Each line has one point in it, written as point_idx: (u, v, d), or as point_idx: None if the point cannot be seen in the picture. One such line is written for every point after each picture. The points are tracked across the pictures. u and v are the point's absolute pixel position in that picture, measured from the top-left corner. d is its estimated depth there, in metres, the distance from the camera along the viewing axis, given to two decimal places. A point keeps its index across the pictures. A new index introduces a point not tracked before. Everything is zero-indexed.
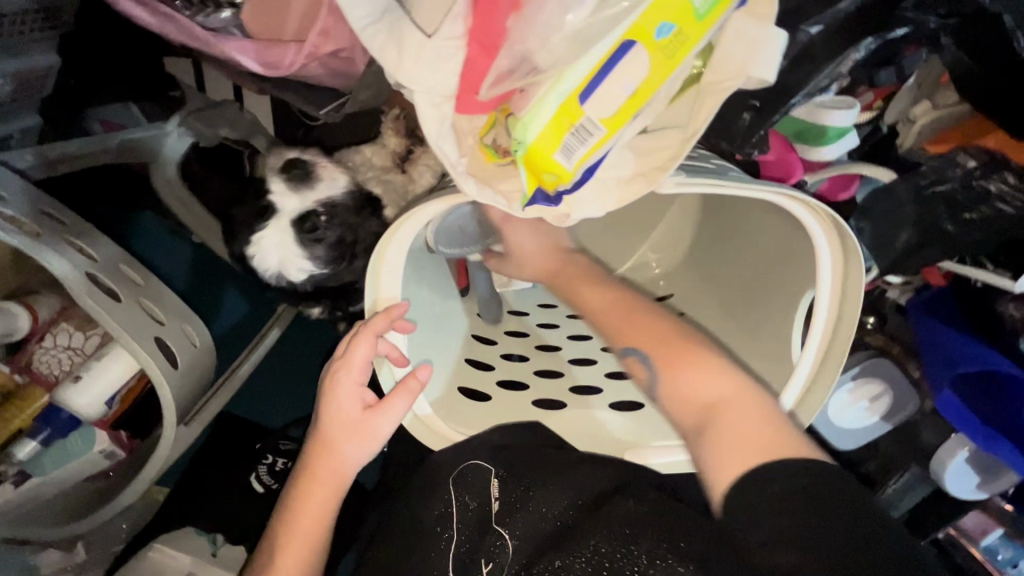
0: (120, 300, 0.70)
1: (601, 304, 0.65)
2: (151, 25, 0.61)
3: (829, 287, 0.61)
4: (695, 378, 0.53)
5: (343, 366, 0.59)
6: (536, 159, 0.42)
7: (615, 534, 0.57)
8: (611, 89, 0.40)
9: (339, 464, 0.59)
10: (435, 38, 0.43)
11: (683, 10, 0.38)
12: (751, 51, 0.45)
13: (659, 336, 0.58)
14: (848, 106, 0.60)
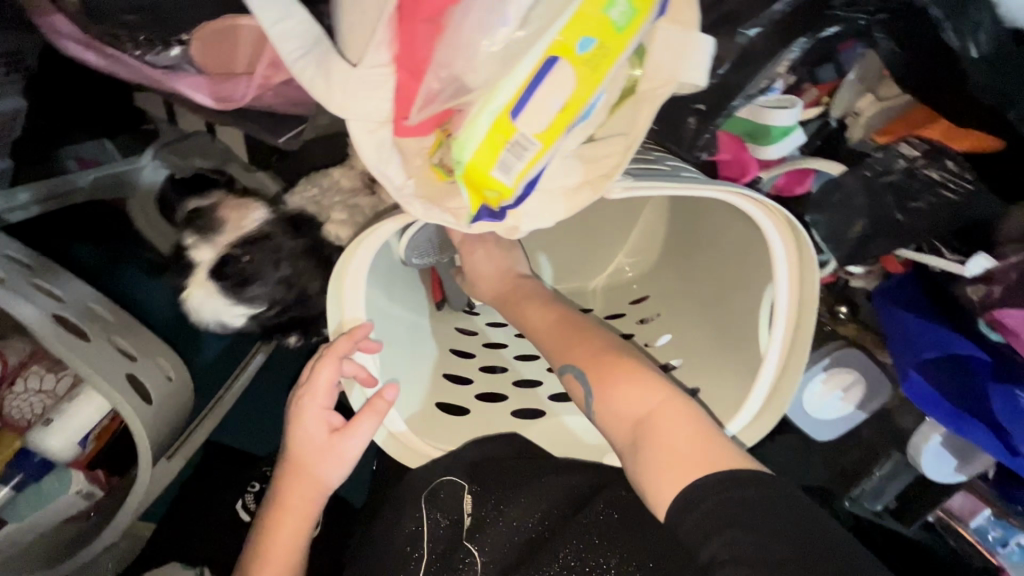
0: (88, 340, 0.70)
1: (544, 326, 0.70)
2: (103, 69, 0.62)
3: (787, 282, 0.62)
4: (625, 394, 0.58)
5: (309, 391, 0.60)
6: (475, 176, 0.42)
7: (582, 545, 0.63)
8: (541, 105, 0.40)
9: (308, 487, 0.60)
10: (361, 68, 0.42)
11: (601, 24, 0.39)
12: (680, 56, 0.46)
13: (594, 354, 0.63)
14: (790, 105, 0.62)
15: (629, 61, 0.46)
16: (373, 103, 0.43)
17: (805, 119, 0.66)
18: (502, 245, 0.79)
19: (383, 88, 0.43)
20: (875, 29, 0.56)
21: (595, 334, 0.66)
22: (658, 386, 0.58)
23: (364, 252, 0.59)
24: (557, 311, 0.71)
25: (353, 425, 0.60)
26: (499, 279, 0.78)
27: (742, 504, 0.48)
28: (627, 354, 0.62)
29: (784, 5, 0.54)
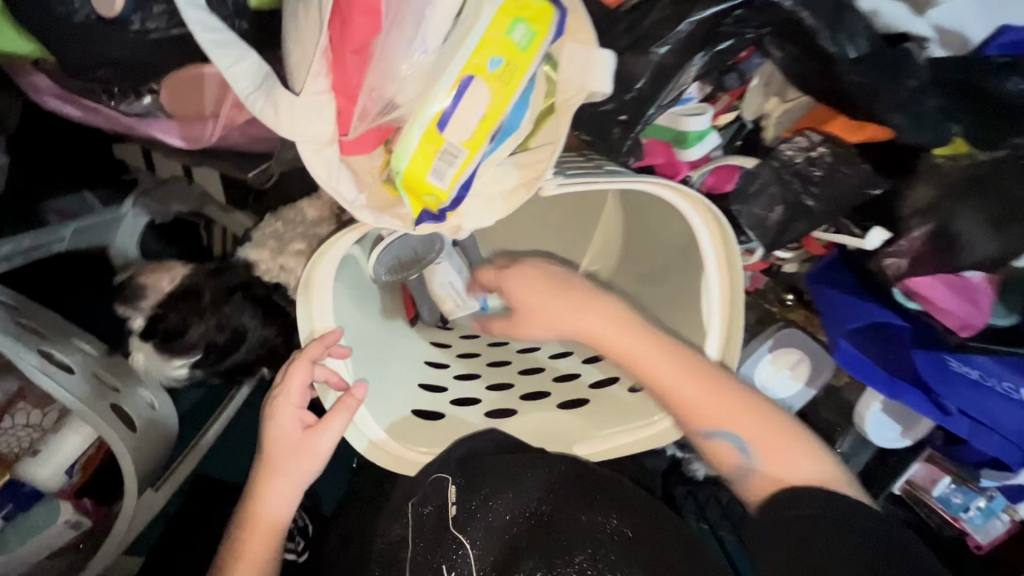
0: (74, 373, 0.74)
1: (666, 378, 0.65)
2: (79, 118, 0.67)
3: (716, 267, 0.68)
4: (783, 463, 0.63)
5: (283, 394, 0.64)
6: (413, 182, 0.48)
7: (592, 548, 0.63)
8: (463, 117, 0.47)
9: (285, 481, 0.65)
10: (303, 95, 0.46)
11: (505, 45, 0.46)
12: (588, 69, 0.51)
13: (758, 421, 0.65)
14: (701, 112, 0.70)
15: (543, 74, 0.52)
16: (316, 125, 0.47)
17: (721, 124, 0.74)
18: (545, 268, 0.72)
19: (325, 111, 0.47)
20: (765, 41, 0.65)
21: (739, 396, 0.65)
22: (814, 455, 0.64)
23: (327, 265, 0.64)
24: (675, 354, 0.65)
25: (325, 422, 0.64)
26: (545, 296, 0.70)
27: (826, 524, 0.56)
28: (774, 418, 0.65)
29: (685, 25, 0.63)
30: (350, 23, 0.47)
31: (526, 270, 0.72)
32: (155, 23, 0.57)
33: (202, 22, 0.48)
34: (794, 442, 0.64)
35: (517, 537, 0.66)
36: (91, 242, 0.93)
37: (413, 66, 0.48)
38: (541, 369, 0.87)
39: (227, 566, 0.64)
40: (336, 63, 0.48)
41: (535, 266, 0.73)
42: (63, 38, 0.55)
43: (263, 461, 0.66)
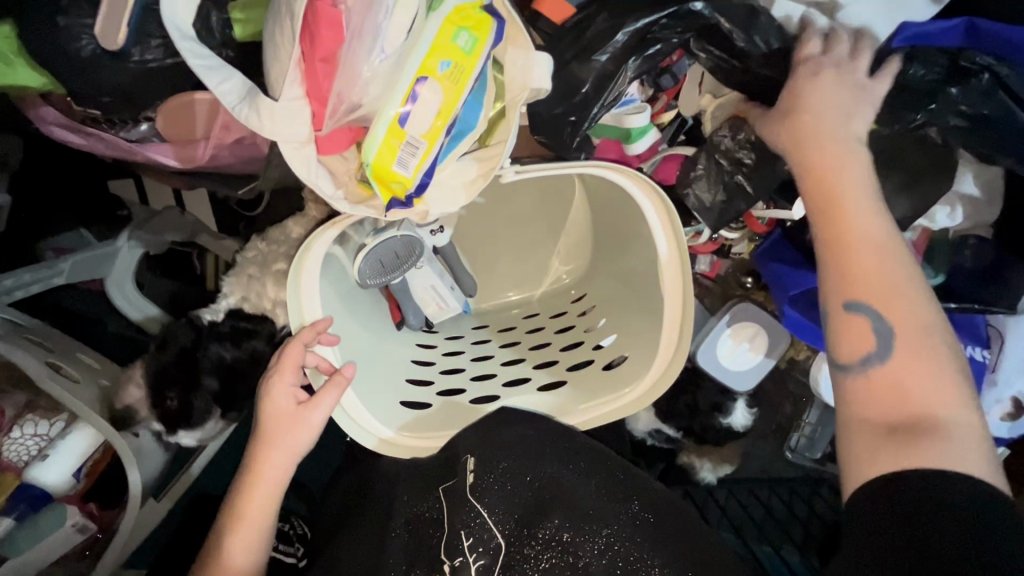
0: (78, 381, 0.80)
1: (862, 240, 0.60)
2: (84, 145, 0.73)
3: (666, 244, 0.79)
4: (918, 380, 0.55)
5: (276, 374, 0.72)
6: (380, 172, 0.56)
7: (617, 523, 0.65)
8: (420, 113, 0.54)
9: (281, 452, 0.72)
10: (280, 100, 0.54)
11: (452, 50, 0.54)
12: (528, 70, 0.59)
13: (912, 324, 0.56)
14: (640, 110, 0.78)
15: (491, 76, 0.60)
16: (294, 127, 0.55)
17: (663, 123, 0.83)
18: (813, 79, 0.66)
19: (301, 115, 0.55)
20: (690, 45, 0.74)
21: (915, 300, 0.57)
22: (963, 395, 0.54)
23: (312, 260, 0.73)
24: (885, 233, 0.60)
25: (317, 399, 0.71)
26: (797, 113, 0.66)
27: (948, 507, 0.47)
28: (939, 340, 0.57)
29: (621, 35, 0.72)
30: (318, 37, 0.54)
31: (820, 72, 0.66)
32: (152, 54, 0.64)
33: (193, 50, 0.55)
34: (931, 364, 0.55)
35: (536, 501, 0.67)
36: (85, 275, 0.96)
37: (373, 71, 0.56)
38: (521, 360, 0.95)
39: (226, 526, 0.70)
40: (308, 73, 0.55)
41: (830, 76, 0.66)
42: (71, 69, 0.63)
43: (261, 433, 0.72)
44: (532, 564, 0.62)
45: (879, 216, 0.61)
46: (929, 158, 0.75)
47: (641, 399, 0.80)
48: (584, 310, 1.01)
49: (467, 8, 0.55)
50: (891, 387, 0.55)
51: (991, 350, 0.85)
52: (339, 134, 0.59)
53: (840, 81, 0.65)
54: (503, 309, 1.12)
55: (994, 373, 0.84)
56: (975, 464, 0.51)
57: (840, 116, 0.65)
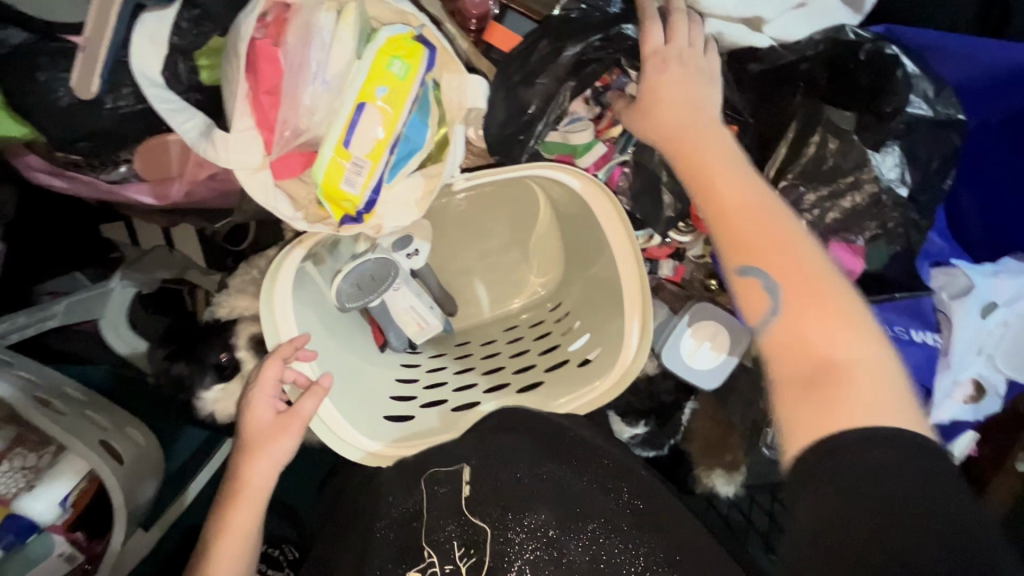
0: (65, 413, 0.82)
1: (734, 198, 0.61)
2: (66, 189, 0.79)
3: (613, 226, 0.85)
4: (819, 325, 0.54)
5: (257, 385, 0.77)
6: (331, 191, 0.62)
7: (612, 528, 0.71)
8: (363, 136, 0.61)
9: (265, 461, 0.75)
10: (233, 132, 0.59)
11: (387, 78, 0.60)
12: (463, 92, 0.67)
13: (801, 275, 0.56)
14: (585, 128, 0.86)
15: (432, 98, 0.68)
16: (247, 156, 0.60)
17: (614, 135, 0.87)
18: (694, 75, 0.71)
19: (253, 143, 0.60)
20: (622, 56, 0.80)
21: (801, 241, 0.58)
22: (870, 337, 0.54)
23: (286, 278, 0.79)
24: (750, 185, 0.62)
25: (297, 407, 0.76)
26: (679, 112, 0.69)
27: (878, 473, 0.47)
28: (843, 296, 0.55)
29: (562, 58, 0.78)
30: (260, 73, 0.60)
31: (667, 70, 0.70)
32: (124, 101, 0.70)
33: (160, 95, 0.63)
34: (845, 304, 0.55)
35: (531, 497, 0.74)
36: (80, 316, 1.02)
37: (316, 98, 0.61)
38: (501, 368, 0.99)
39: (213, 538, 0.73)
40: (257, 106, 0.61)
41: (680, 72, 0.70)
42: (51, 118, 0.68)
43: (245, 443, 0.76)
44: (517, 552, 0.71)
45: (747, 175, 0.63)
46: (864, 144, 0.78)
47: (604, 397, 0.86)
48: (560, 316, 1.06)
49: (399, 40, 0.62)
50: (821, 340, 0.54)
51: (941, 334, 0.86)
52: (292, 158, 0.64)
53: (689, 71, 0.70)
54: (484, 321, 1.16)
55: (949, 356, 0.86)
56: (893, 401, 0.51)
57: (696, 100, 0.70)
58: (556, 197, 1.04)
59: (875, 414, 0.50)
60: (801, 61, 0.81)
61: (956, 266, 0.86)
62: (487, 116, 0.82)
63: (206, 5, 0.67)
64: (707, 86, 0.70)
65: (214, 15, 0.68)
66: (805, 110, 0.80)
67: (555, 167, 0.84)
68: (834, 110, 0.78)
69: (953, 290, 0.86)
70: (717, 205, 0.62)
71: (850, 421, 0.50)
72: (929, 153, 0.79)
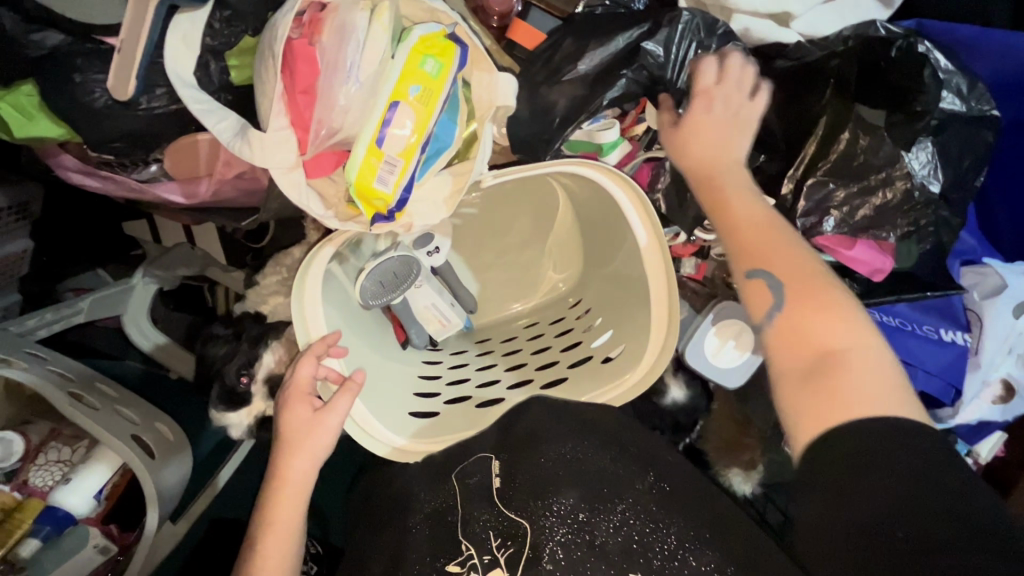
0: (98, 408, 0.84)
1: (741, 207, 0.69)
2: (98, 188, 0.80)
3: (637, 219, 0.85)
4: (818, 322, 0.60)
5: (292, 383, 0.78)
6: (363, 189, 0.63)
7: (643, 510, 0.67)
8: (396, 134, 0.61)
9: (303, 457, 0.76)
10: (268, 131, 0.59)
11: (419, 76, 0.60)
12: (493, 90, 0.66)
13: (801, 272, 0.63)
14: (609, 126, 0.85)
15: (461, 96, 0.68)
16: (282, 155, 0.60)
17: (638, 133, 0.90)
18: (730, 109, 0.75)
19: (287, 142, 0.60)
20: (643, 48, 0.79)
21: (799, 246, 0.65)
22: (863, 329, 0.59)
23: (314, 275, 0.79)
24: (761, 203, 0.69)
25: (334, 402, 0.77)
26: (711, 141, 0.74)
27: (875, 449, 0.53)
28: (843, 302, 0.61)
29: (584, 64, 0.79)
30: (297, 73, 0.61)
31: (713, 106, 0.75)
32: (158, 102, 0.71)
33: (193, 96, 0.63)
34: (842, 303, 0.61)
35: (558, 479, 0.71)
36: (104, 313, 1.04)
37: (350, 98, 0.62)
38: (523, 364, 0.99)
39: (256, 534, 0.74)
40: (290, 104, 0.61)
41: (719, 107, 0.75)
42: (86, 117, 0.69)
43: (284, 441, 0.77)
44: (548, 536, 0.66)
45: (756, 188, 0.71)
46: (898, 140, 0.76)
47: (631, 393, 0.84)
48: (582, 312, 1.06)
49: (432, 38, 0.61)
50: (824, 337, 0.59)
51: (971, 333, 0.86)
52: (325, 158, 0.65)
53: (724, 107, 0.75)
54: (504, 318, 1.17)
55: (977, 355, 0.86)
56: (887, 393, 0.56)
57: (727, 134, 0.74)
58: (577, 194, 1.04)
59: (867, 403, 0.55)
60: (831, 58, 0.79)
61: (987, 266, 0.86)
62: (512, 115, 0.82)
63: (237, 6, 0.68)
64: (742, 124, 0.75)
65: (246, 16, 0.69)
66: (834, 105, 0.79)
67: (579, 162, 0.83)
68: (866, 109, 0.78)
69: (984, 289, 0.85)
70: (727, 212, 0.69)
71: (854, 412, 0.55)
72: (961, 150, 0.77)
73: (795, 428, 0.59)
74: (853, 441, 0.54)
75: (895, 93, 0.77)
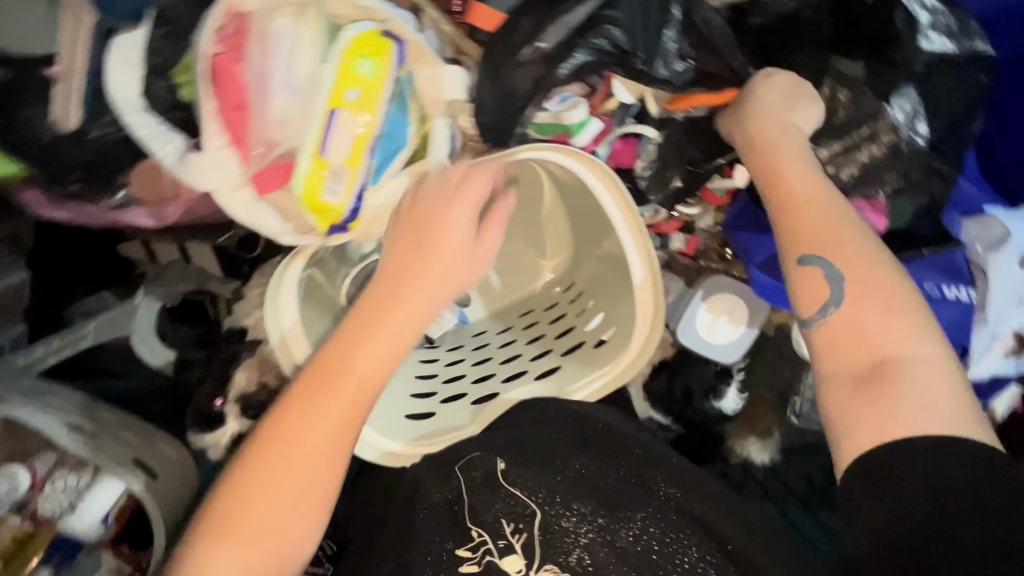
0: (94, 436, 0.85)
1: (799, 189, 0.66)
2: (69, 219, 0.80)
3: (611, 202, 0.81)
4: (876, 320, 0.57)
5: (459, 193, 0.67)
6: (312, 200, 0.64)
7: (663, 519, 0.70)
8: (338, 141, 0.62)
9: (412, 303, 0.66)
10: (205, 152, 0.60)
11: (358, 81, 0.61)
12: (439, 84, 0.66)
13: (863, 268, 0.60)
14: (576, 105, 0.82)
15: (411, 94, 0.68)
16: (221, 174, 0.60)
17: (610, 108, 0.84)
18: (793, 82, 0.72)
19: (226, 161, 0.60)
20: (603, 17, 0.74)
21: (862, 238, 0.62)
22: (926, 331, 0.56)
23: (287, 291, 0.77)
24: (824, 185, 0.66)
25: (486, 232, 0.71)
26: (773, 110, 0.71)
27: (936, 473, 0.49)
28: (911, 302, 0.58)
29: (543, 43, 0.75)
30: (225, 90, 0.60)
31: (773, 77, 0.72)
32: (107, 129, 0.70)
33: (139, 121, 0.66)
34: (906, 299, 0.58)
35: (576, 487, 0.74)
36: (111, 333, 1.05)
37: (285, 109, 0.62)
38: (519, 355, 0.97)
39: (321, 396, 0.63)
40: (226, 121, 0.60)
41: (779, 76, 0.72)
42: (39, 152, 0.68)
43: (420, 256, 0.67)
44: (571, 539, 0.69)
45: (818, 171, 0.68)
46: (882, 90, 0.71)
47: (620, 377, 0.87)
48: (574, 297, 1.03)
49: (365, 37, 0.62)
50: (882, 341, 0.56)
51: (977, 287, 0.81)
52: (270, 173, 0.63)
53: (790, 78, 0.72)
54: (500, 306, 1.13)
55: (983, 310, 0.81)
56: (951, 408, 0.53)
57: (789, 106, 0.71)
58: (559, 176, 1.00)
59: (928, 414, 0.53)
60: (805, 9, 0.73)
61: (989, 215, 0.81)
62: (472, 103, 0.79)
63: (174, 22, 0.66)
64: (804, 98, 0.72)
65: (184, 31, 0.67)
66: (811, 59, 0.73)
67: (551, 149, 0.79)
68: (843, 62, 0.73)
69: (987, 241, 0.80)
70: (781, 195, 0.66)
71: (914, 427, 0.52)
72: (953, 94, 0.72)
73: (842, 439, 0.56)
74: (899, 458, 0.51)
75: (877, 40, 0.72)
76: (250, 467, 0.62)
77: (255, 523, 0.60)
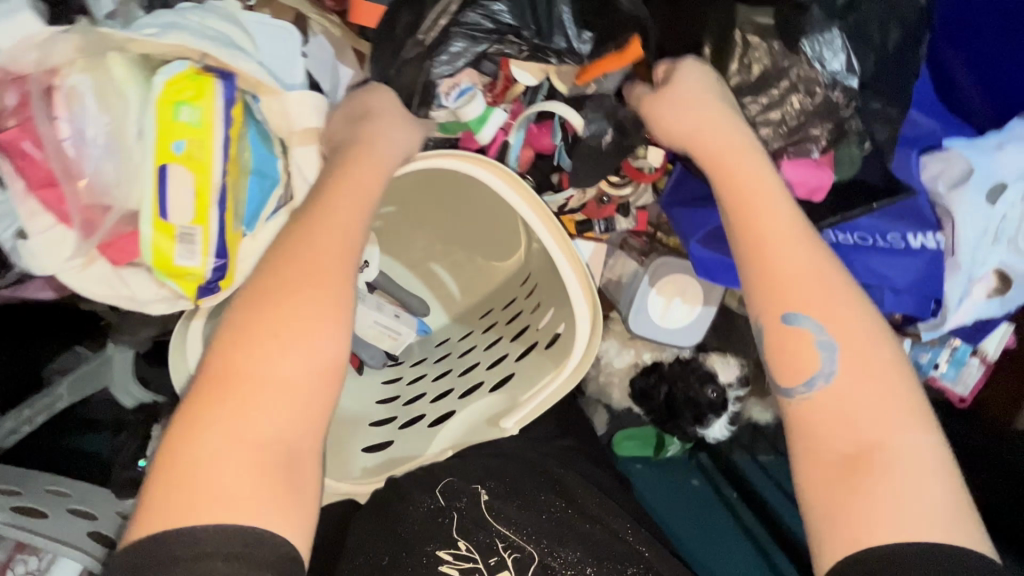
0: (48, 514, 0.72)
1: (774, 232, 0.58)
2: None
3: (517, 200, 0.74)
4: (865, 397, 0.52)
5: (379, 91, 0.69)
6: (168, 265, 0.63)
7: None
8: (177, 203, 0.61)
9: (374, 159, 0.64)
10: (37, 234, 0.61)
11: (181, 131, 0.59)
12: (286, 114, 0.67)
13: (850, 336, 0.54)
14: (471, 98, 0.72)
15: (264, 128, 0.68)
16: (62, 252, 0.62)
17: (518, 94, 0.77)
18: (712, 82, 0.65)
19: (64, 239, 0.62)
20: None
21: (841, 289, 0.56)
22: (920, 423, 0.51)
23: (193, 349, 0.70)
24: (802, 228, 0.59)
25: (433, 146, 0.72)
26: (715, 128, 0.64)
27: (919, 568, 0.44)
28: (902, 376, 0.53)
29: (420, 36, 0.65)
30: (34, 168, 0.59)
31: (691, 75, 0.65)
32: None
33: None
34: (889, 370, 0.53)
35: (565, 533, 0.73)
36: (86, 391, 0.88)
37: (110, 174, 0.61)
38: (476, 364, 0.91)
39: (290, 253, 0.55)
40: (50, 201, 0.61)
41: (698, 73, 0.65)
42: None
43: (370, 134, 0.65)
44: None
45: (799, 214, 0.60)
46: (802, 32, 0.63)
47: (563, 386, 0.78)
48: (530, 291, 0.95)
49: (179, 81, 0.59)
50: (872, 426, 0.51)
51: (943, 231, 0.73)
52: (120, 243, 0.64)
53: (711, 76, 0.65)
54: (460, 311, 1.07)
55: (955, 256, 0.73)
56: (947, 507, 0.48)
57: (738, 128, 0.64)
58: None
59: (919, 511, 0.47)
60: None
61: (950, 149, 0.73)
62: None
63: None
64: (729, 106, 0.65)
65: None
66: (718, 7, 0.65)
67: (452, 158, 0.73)
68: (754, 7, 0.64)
69: (950, 178, 0.72)
70: (760, 241, 0.59)
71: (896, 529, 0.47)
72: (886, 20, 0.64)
73: (815, 523, 0.51)
74: (889, 559, 0.45)
75: None
76: (258, 292, 0.53)
77: (274, 338, 0.50)
